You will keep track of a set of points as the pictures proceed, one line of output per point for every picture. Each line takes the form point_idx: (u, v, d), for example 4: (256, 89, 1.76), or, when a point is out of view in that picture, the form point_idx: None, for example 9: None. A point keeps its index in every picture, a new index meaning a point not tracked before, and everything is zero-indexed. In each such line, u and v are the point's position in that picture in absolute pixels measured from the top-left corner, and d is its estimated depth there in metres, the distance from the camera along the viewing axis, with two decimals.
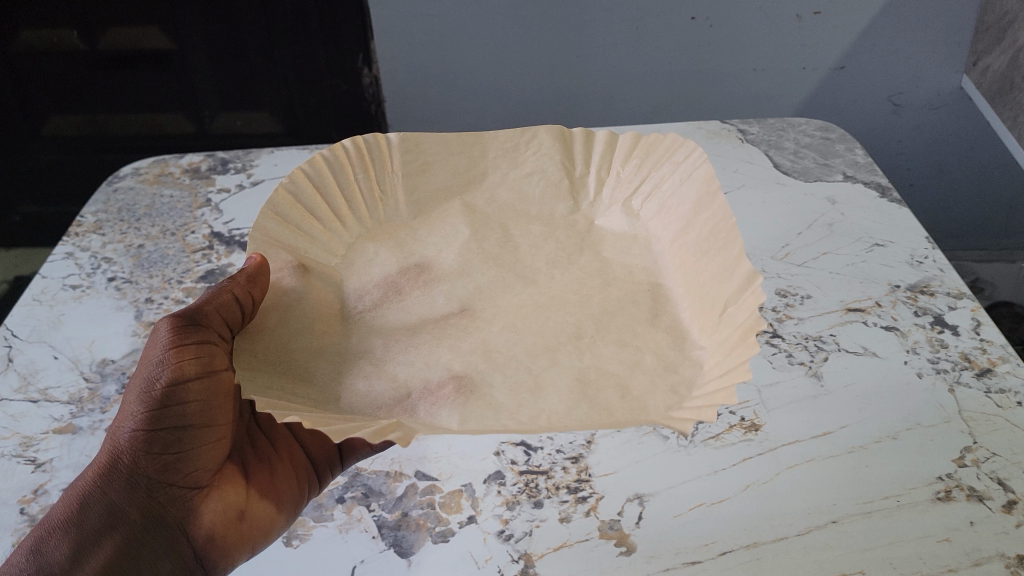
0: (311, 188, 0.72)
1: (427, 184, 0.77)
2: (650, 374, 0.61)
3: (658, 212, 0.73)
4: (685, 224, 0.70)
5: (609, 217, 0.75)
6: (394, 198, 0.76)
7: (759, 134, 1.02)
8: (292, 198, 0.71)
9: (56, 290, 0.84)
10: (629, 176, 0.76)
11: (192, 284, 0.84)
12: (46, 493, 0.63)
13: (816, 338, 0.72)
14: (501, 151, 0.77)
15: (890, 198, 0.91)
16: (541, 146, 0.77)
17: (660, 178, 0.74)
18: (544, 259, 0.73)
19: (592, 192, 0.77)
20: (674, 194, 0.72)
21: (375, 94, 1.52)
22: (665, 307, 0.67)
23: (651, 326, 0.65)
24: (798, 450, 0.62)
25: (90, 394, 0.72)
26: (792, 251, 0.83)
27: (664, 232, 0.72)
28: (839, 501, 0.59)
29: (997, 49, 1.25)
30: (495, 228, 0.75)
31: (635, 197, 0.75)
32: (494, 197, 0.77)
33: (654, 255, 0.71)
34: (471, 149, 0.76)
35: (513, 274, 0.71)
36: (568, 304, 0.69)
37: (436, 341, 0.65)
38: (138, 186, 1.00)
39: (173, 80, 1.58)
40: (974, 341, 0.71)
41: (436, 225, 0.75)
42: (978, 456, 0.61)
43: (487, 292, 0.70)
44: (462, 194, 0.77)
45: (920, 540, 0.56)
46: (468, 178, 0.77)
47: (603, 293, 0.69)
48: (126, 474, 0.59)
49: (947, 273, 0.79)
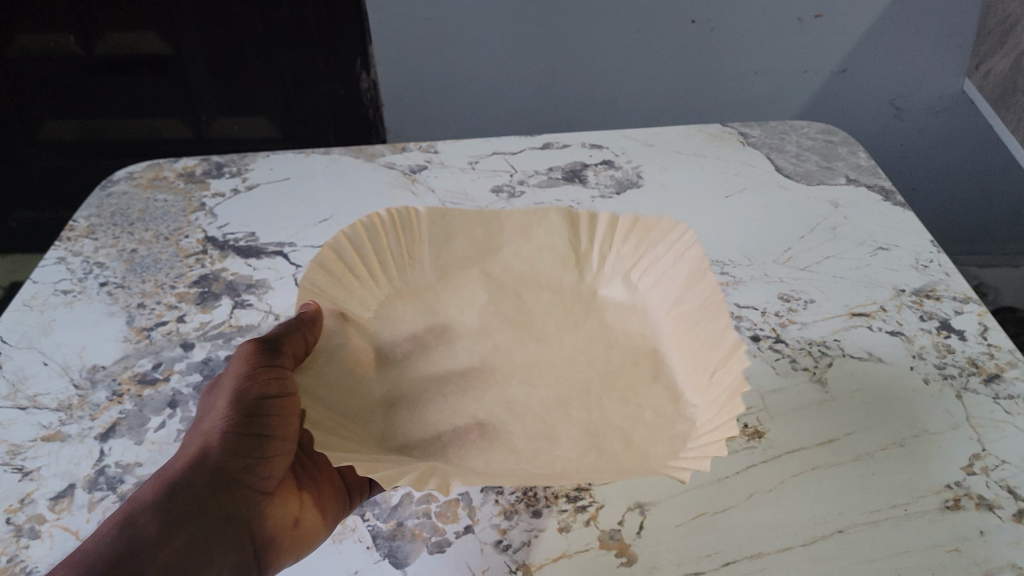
0: (350, 253, 0.72)
1: (449, 253, 0.76)
2: (649, 429, 0.62)
3: (654, 285, 0.73)
4: (677, 297, 0.70)
5: (611, 288, 0.76)
6: (421, 266, 0.75)
7: (760, 137, 1.02)
8: (337, 256, 0.71)
9: (46, 295, 0.82)
10: (627, 254, 0.76)
11: (185, 289, 0.83)
12: (33, 502, 0.61)
13: (819, 343, 0.71)
14: (517, 227, 0.77)
15: (893, 201, 0.89)
16: (551, 224, 0.77)
17: (653, 258, 0.74)
18: (551, 323, 0.73)
19: (594, 265, 0.77)
20: (669, 270, 0.72)
21: (372, 98, 1.51)
22: (663, 370, 0.67)
23: (648, 388, 0.66)
24: (802, 458, 0.61)
25: (79, 400, 0.70)
26: (795, 255, 0.82)
27: (658, 304, 0.72)
28: (845, 511, 0.57)
29: (998, 53, 1.26)
30: (509, 294, 0.75)
31: (634, 271, 0.75)
32: (509, 266, 0.77)
33: (647, 324, 0.72)
34: (490, 223, 0.77)
35: (524, 335, 0.73)
36: (576, 368, 0.70)
37: (459, 394, 0.67)
38: (132, 190, 0.99)
39: (170, 85, 1.57)
40: (981, 346, 0.69)
41: (456, 289, 0.75)
42: (987, 464, 0.60)
43: (499, 348, 0.71)
44: (481, 263, 0.77)
45: (928, 550, 0.54)
46: (487, 249, 0.77)
47: (605, 357, 0.70)
48: (209, 469, 0.57)
49: (953, 277, 0.78)
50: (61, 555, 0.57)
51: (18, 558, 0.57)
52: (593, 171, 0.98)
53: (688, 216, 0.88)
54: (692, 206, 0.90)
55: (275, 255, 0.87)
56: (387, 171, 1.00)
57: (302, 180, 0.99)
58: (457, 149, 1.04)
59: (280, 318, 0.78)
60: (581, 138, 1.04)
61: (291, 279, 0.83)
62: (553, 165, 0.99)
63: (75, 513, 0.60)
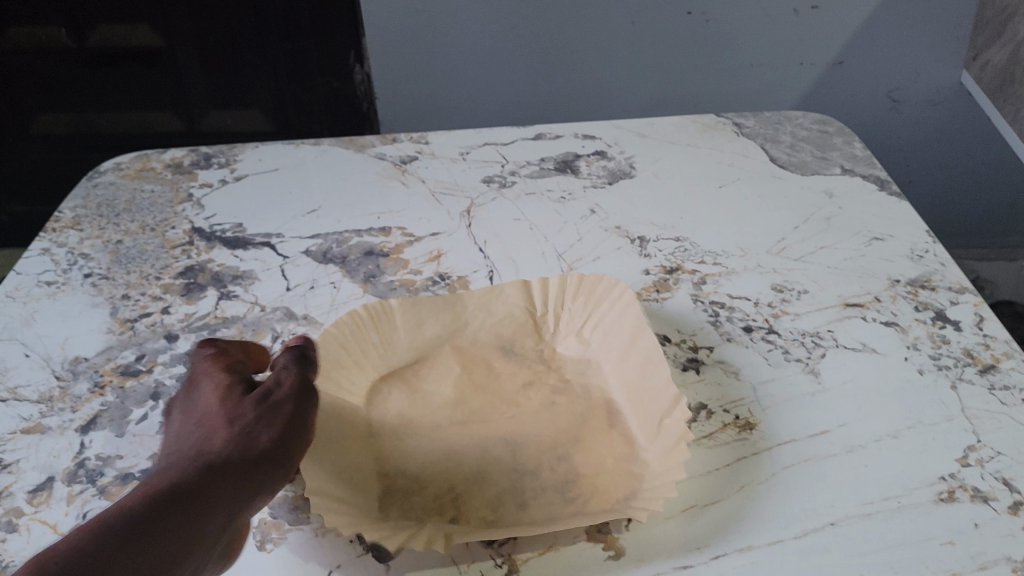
0: (332, 346, 0.66)
1: (422, 334, 0.71)
2: (613, 475, 0.58)
3: (606, 338, 0.70)
4: (627, 348, 0.67)
5: (567, 345, 0.71)
6: (397, 351, 0.69)
7: (754, 127, 1.00)
8: (319, 353, 0.65)
9: (30, 287, 0.81)
10: (578, 312, 0.73)
11: (170, 281, 0.81)
12: (11, 495, 0.60)
13: (813, 334, 0.70)
14: (479, 303, 0.73)
15: (889, 191, 0.88)
16: (506, 295, 0.73)
17: (601, 315, 0.71)
18: (521, 384, 0.67)
19: (550, 326, 0.73)
20: (621, 322, 0.69)
21: (366, 91, 1.51)
22: (619, 420, 0.63)
23: (608, 437, 0.61)
24: (793, 450, 0.60)
25: (60, 392, 0.69)
26: (788, 245, 0.81)
27: (610, 357, 0.68)
28: (838, 504, 0.56)
29: (997, 45, 1.25)
30: (481, 363, 0.69)
31: (585, 328, 0.71)
32: (477, 338, 0.71)
33: (602, 378, 0.67)
34: (453, 303, 0.72)
35: (497, 399, 0.66)
36: (535, 420, 0.64)
37: (427, 452, 0.61)
38: (119, 180, 0.98)
39: (163, 79, 1.55)
40: (977, 336, 0.68)
41: (433, 365, 0.69)
42: (982, 455, 0.59)
43: (478, 407, 0.65)
44: (452, 339, 0.71)
45: (922, 543, 0.53)
46: (455, 327, 0.72)
47: (571, 408, 0.65)
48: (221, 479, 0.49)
49: (948, 267, 0.77)
50: (38, 548, 0.56)
51: None
52: (585, 162, 0.96)
53: (681, 209, 0.87)
54: (685, 197, 0.89)
55: (262, 246, 0.86)
56: (378, 162, 0.99)
57: (291, 171, 0.98)
58: (449, 140, 1.02)
59: (266, 310, 0.77)
60: (574, 129, 1.03)
61: (278, 270, 0.82)
62: (545, 156, 0.98)
63: (54, 506, 0.59)
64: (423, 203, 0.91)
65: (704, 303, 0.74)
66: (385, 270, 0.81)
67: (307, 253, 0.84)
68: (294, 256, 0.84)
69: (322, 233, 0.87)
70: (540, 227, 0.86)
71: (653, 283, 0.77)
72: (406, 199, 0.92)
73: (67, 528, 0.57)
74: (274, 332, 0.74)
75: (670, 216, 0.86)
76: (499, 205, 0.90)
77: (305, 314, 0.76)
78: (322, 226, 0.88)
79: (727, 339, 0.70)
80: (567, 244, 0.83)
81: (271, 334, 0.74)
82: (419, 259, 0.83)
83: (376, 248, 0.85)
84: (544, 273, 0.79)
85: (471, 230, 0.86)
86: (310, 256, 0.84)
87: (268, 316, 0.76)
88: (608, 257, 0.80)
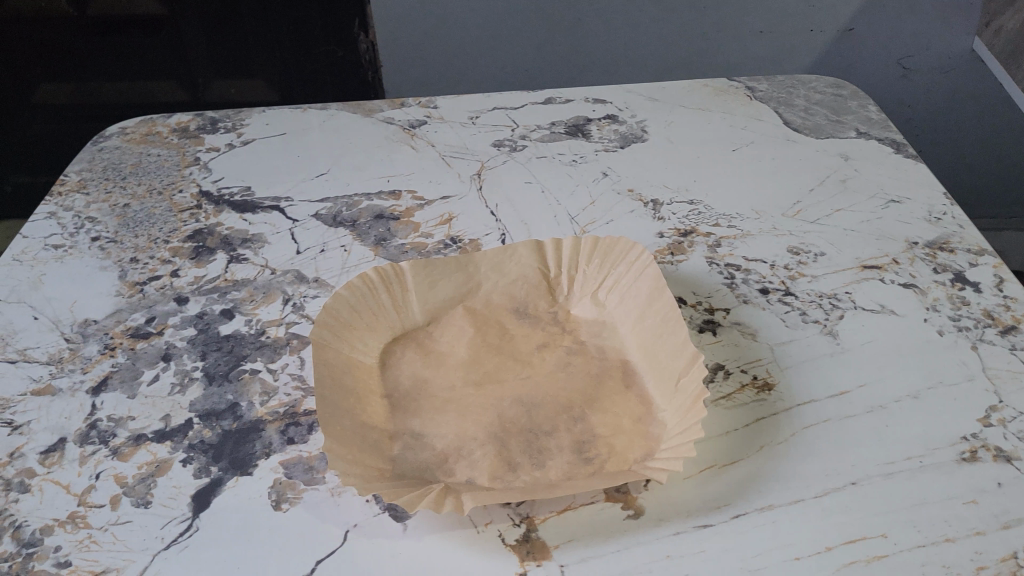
0: (346, 309, 0.66)
1: (435, 295, 0.70)
2: (629, 434, 0.58)
3: (622, 300, 0.69)
4: (643, 308, 0.66)
5: (582, 306, 0.70)
6: (411, 314, 0.68)
7: (767, 91, 0.99)
8: (332, 314, 0.65)
9: (37, 250, 0.80)
10: (592, 274, 0.72)
11: (179, 244, 0.81)
12: (23, 456, 0.59)
13: (830, 296, 0.69)
14: (492, 263, 0.72)
15: (905, 153, 0.87)
16: (520, 255, 0.72)
17: (616, 277, 0.71)
18: (535, 344, 0.67)
19: (564, 288, 0.72)
20: (639, 284, 0.69)
21: (371, 59, 1.51)
22: (635, 378, 0.62)
23: (624, 396, 0.61)
24: (813, 411, 0.59)
25: (70, 354, 0.68)
26: (804, 208, 0.80)
27: (627, 317, 0.68)
28: (859, 463, 0.55)
29: (1010, 10, 1.23)
30: (495, 325, 0.69)
31: (601, 290, 0.71)
32: (490, 300, 0.70)
33: (617, 339, 0.66)
34: (466, 264, 0.71)
35: (511, 360, 0.65)
36: (549, 380, 0.63)
37: (441, 412, 0.60)
38: (124, 145, 0.96)
39: (167, 47, 1.52)
40: (997, 298, 0.68)
41: (445, 327, 0.68)
42: (1004, 415, 0.58)
43: (491, 368, 0.65)
44: (465, 301, 0.70)
45: (945, 502, 0.53)
46: (468, 289, 0.71)
47: (586, 368, 0.64)
48: None
49: (966, 229, 0.76)
50: (51, 508, 0.55)
51: (7, 512, 0.55)
52: (597, 125, 0.95)
53: (695, 172, 0.86)
54: (698, 160, 0.88)
55: (271, 209, 0.85)
56: (386, 126, 0.98)
57: (299, 135, 0.96)
58: (457, 104, 1.01)
59: (277, 273, 0.76)
60: (584, 93, 1.01)
61: (287, 233, 0.81)
62: (555, 120, 0.97)
63: (66, 467, 0.58)
64: (433, 166, 0.90)
65: (719, 266, 0.73)
66: (396, 234, 0.81)
67: (317, 216, 0.83)
68: (304, 219, 0.83)
69: (332, 197, 0.86)
70: (552, 190, 0.85)
71: (668, 245, 0.76)
72: (415, 163, 0.91)
73: (80, 488, 0.57)
74: (285, 295, 0.73)
75: (683, 178, 0.85)
76: (510, 168, 0.89)
77: (316, 277, 0.75)
78: (331, 189, 0.87)
79: (743, 301, 0.69)
80: (581, 207, 0.82)
81: (283, 296, 0.73)
82: (430, 222, 0.82)
83: (386, 211, 0.84)
84: (557, 235, 0.78)
85: (482, 193, 0.85)
86: (320, 220, 0.83)
87: (278, 279, 0.75)
88: (621, 220, 0.79)
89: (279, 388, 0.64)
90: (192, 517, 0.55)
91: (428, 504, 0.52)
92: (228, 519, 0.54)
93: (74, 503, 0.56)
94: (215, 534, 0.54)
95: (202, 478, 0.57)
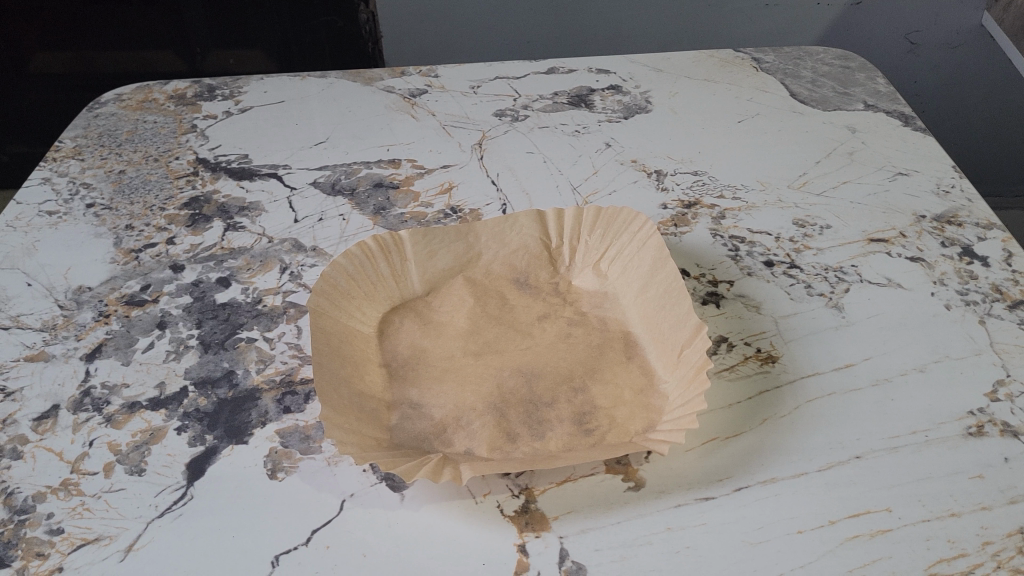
0: (344, 277, 0.65)
1: (435, 265, 0.69)
2: (631, 406, 0.57)
3: (624, 270, 0.68)
4: (646, 280, 0.65)
5: (584, 277, 0.69)
6: (410, 284, 0.67)
7: (774, 62, 0.98)
8: (331, 283, 0.64)
9: (31, 216, 0.79)
10: (595, 245, 0.71)
11: (175, 211, 0.79)
12: (16, 423, 0.58)
13: (836, 269, 0.68)
14: (492, 232, 0.71)
15: (914, 126, 0.86)
16: (522, 224, 0.71)
17: (618, 248, 0.70)
18: (536, 315, 0.66)
19: (565, 259, 0.71)
20: (642, 255, 0.68)
21: (371, 31, 1.49)
22: (637, 350, 0.61)
23: (626, 367, 0.60)
24: (818, 384, 0.58)
25: (64, 321, 0.67)
26: (809, 180, 0.79)
27: (629, 287, 0.67)
28: (863, 437, 0.54)
29: None
30: (495, 295, 0.68)
31: (602, 260, 0.70)
32: (491, 271, 0.69)
33: (619, 311, 0.65)
34: (468, 234, 0.70)
35: (510, 331, 0.64)
36: (549, 351, 0.62)
37: (439, 382, 0.59)
38: (120, 112, 0.95)
39: (162, 17, 1.47)
40: (1006, 272, 0.67)
41: (445, 296, 0.67)
42: (1012, 391, 0.57)
43: (491, 338, 0.64)
44: (465, 271, 0.69)
45: (951, 477, 0.52)
46: (468, 259, 0.70)
47: (586, 339, 0.63)
48: None
49: (975, 203, 0.75)
50: (44, 475, 0.55)
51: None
52: (600, 96, 0.94)
53: (700, 143, 0.85)
54: (701, 132, 0.87)
55: (269, 177, 0.83)
56: (386, 94, 0.96)
57: (298, 103, 0.95)
58: (459, 73, 1.00)
59: (273, 242, 0.75)
60: (588, 63, 1.00)
61: (285, 201, 0.80)
62: (557, 90, 0.95)
63: (59, 434, 0.57)
64: (433, 136, 0.89)
65: (723, 238, 0.72)
66: (396, 203, 0.79)
67: (315, 184, 0.82)
68: (301, 187, 0.82)
69: (330, 165, 0.85)
70: (555, 160, 0.84)
71: (672, 216, 0.75)
72: (415, 132, 0.90)
73: (73, 455, 0.56)
74: (282, 264, 0.72)
75: (687, 149, 0.84)
76: (510, 137, 0.88)
77: (314, 246, 0.74)
78: (330, 157, 0.86)
79: (747, 274, 0.68)
80: (583, 178, 0.81)
81: (280, 265, 0.72)
82: (430, 191, 0.81)
83: (386, 180, 0.82)
84: (559, 205, 0.77)
85: (483, 162, 0.84)
86: (318, 187, 0.82)
87: (276, 248, 0.74)
88: (624, 191, 0.78)
89: (275, 356, 0.64)
90: (186, 485, 0.54)
91: (427, 474, 0.51)
92: (222, 488, 0.54)
93: (67, 470, 0.55)
94: (208, 503, 0.53)
95: (197, 446, 0.56)
